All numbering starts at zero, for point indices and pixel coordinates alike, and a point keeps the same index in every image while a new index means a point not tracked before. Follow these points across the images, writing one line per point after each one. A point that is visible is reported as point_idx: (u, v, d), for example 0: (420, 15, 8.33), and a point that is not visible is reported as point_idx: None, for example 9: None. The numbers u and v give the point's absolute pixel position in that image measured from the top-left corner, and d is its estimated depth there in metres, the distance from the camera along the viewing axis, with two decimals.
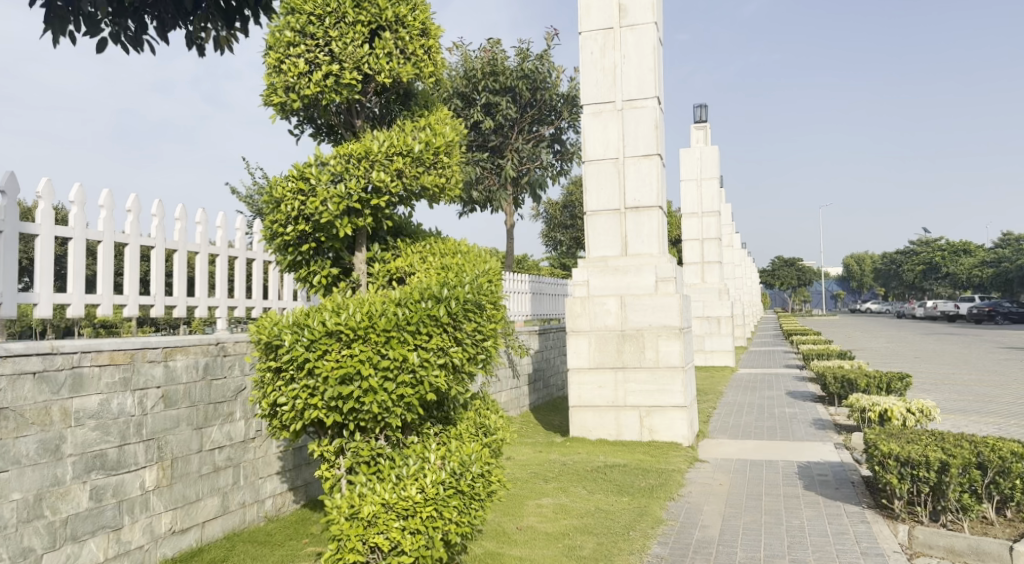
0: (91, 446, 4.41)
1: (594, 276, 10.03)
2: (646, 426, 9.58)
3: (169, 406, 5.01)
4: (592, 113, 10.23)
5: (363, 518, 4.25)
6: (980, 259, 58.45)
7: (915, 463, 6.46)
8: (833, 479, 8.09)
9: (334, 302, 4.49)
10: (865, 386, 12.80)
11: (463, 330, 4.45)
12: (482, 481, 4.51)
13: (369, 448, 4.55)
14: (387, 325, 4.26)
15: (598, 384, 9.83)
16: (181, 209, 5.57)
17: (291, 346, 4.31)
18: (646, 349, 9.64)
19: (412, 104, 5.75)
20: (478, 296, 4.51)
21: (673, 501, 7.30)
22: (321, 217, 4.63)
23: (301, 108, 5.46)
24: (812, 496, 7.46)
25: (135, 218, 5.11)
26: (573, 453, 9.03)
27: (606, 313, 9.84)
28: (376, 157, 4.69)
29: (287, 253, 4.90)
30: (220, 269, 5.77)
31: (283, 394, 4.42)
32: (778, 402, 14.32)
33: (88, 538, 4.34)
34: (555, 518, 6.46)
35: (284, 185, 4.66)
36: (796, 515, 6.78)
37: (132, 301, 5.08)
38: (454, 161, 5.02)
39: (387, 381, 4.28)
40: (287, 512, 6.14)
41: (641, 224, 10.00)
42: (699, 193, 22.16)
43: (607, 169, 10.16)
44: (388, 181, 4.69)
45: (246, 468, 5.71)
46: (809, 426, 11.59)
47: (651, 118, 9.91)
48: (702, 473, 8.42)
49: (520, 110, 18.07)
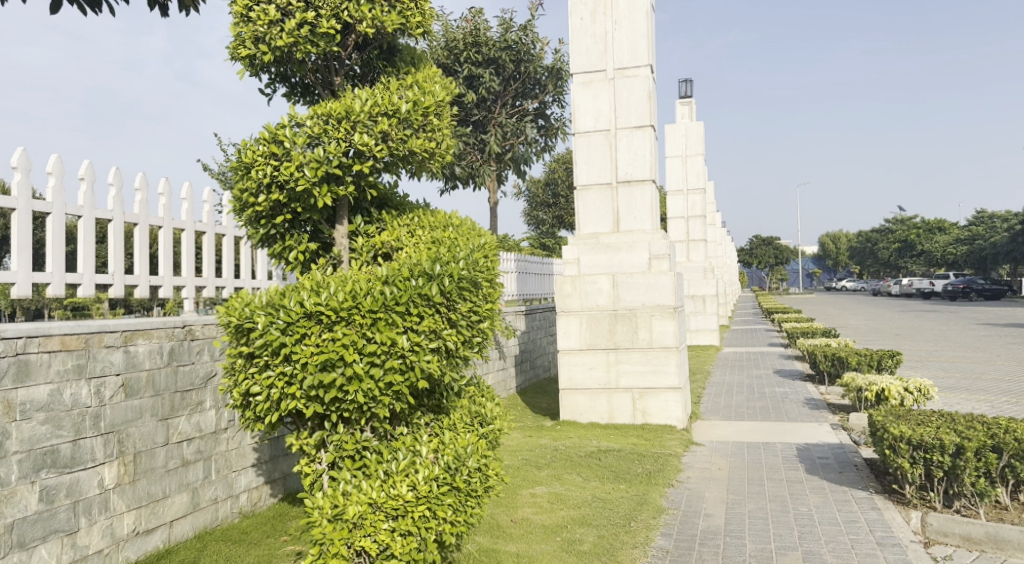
0: (40, 442, 3.92)
1: (584, 254, 9.62)
2: (639, 409, 9.24)
3: (130, 395, 4.52)
4: (582, 82, 9.76)
5: (348, 520, 3.79)
6: (955, 236, 59.04)
7: (928, 447, 6.17)
8: (835, 462, 7.83)
9: (313, 280, 4.03)
10: (857, 364, 12.58)
11: (457, 310, 4.03)
12: (479, 476, 4.12)
13: (353, 441, 4.13)
14: (373, 305, 3.82)
15: (589, 366, 9.45)
16: (141, 178, 5.06)
17: (264, 330, 3.83)
18: (640, 330, 9.27)
19: (397, 60, 5.27)
20: (473, 273, 4.09)
21: (672, 487, 6.97)
22: (297, 185, 4.12)
23: (272, 62, 4.93)
24: (816, 481, 7.16)
25: (88, 187, 4.58)
26: (565, 437, 8.67)
27: (598, 292, 9.43)
28: (358, 117, 4.18)
29: (259, 225, 4.36)
30: (186, 246, 5.28)
31: (256, 383, 3.94)
32: (768, 381, 14.10)
33: (38, 544, 3.87)
34: (551, 509, 6.09)
35: (254, 148, 4.14)
36: (803, 503, 6.47)
37: (87, 279, 4.58)
38: (444, 123, 4.53)
39: (374, 368, 3.84)
40: (264, 507, 5.70)
41: (634, 199, 9.59)
42: (685, 170, 21.79)
43: (598, 142, 9.72)
44: (372, 144, 4.18)
45: (218, 461, 5.26)
46: (802, 406, 11.34)
47: (644, 87, 9.48)
48: (700, 457, 8.10)
49: (504, 83, 17.53)
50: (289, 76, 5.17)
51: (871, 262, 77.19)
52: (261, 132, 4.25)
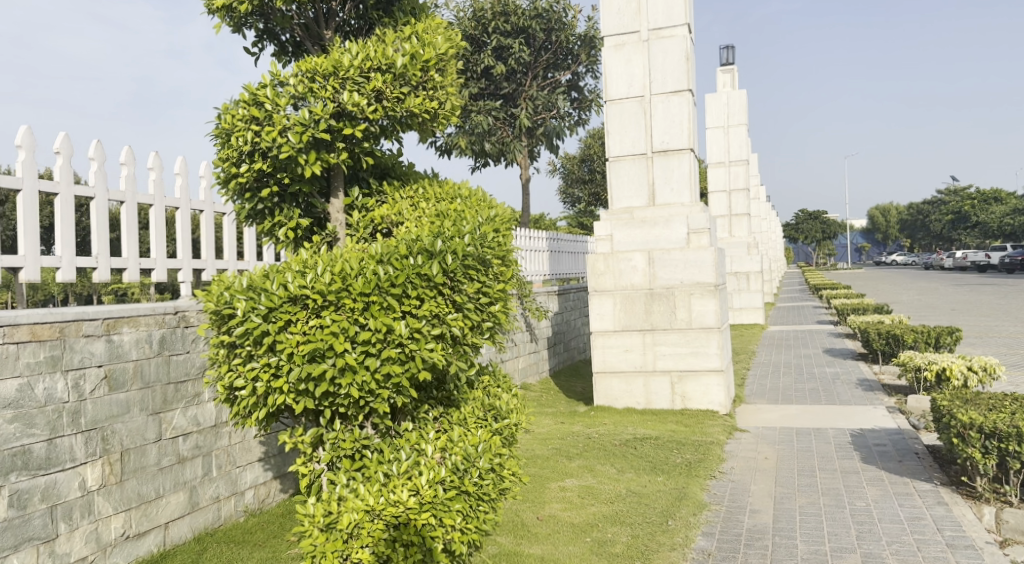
0: (9, 442, 3.56)
1: (618, 230, 9.06)
2: (678, 393, 8.68)
3: (115, 388, 4.16)
4: (614, 45, 9.13)
5: (343, 529, 3.34)
6: (1012, 206, 56.54)
7: (1003, 435, 5.50)
8: (894, 450, 7.18)
9: (301, 260, 3.59)
10: (913, 342, 11.79)
11: (463, 292, 3.55)
12: (492, 478, 3.66)
13: (351, 439, 3.67)
14: (366, 287, 3.37)
15: (625, 348, 8.91)
16: (127, 152, 4.66)
17: (244, 316, 3.39)
18: (678, 309, 8.69)
19: (396, 9, 4.74)
20: (482, 249, 3.60)
21: (714, 479, 6.44)
22: (280, 152, 3.66)
23: (254, 13, 4.45)
24: (873, 471, 6.55)
25: (64, 161, 4.21)
26: (600, 424, 8.16)
27: (633, 271, 8.87)
28: (347, 73, 3.71)
29: (243, 199, 3.92)
30: (179, 226, 4.94)
31: (239, 376, 3.51)
32: (816, 361, 13.37)
33: (8, 554, 3.52)
34: (582, 505, 5.60)
35: (234, 112, 3.70)
36: (860, 497, 5.88)
37: (67, 262, 4.21)
38: (448, 80, 4.03)
39: (369, 358, 3.39)
40: (273, 504, 5.34)
41: (670, 169, 8.97)
42: (727, 141, 20.84)
43: (631, 110, 9.10)
44: (364, 104, 3.70)
45: (219, 457, 4.90)
46: (854, 388, 10.62)
47: (681, 49, 8.83)
48: (744, 445, 7.53)
49: (534, 54, 17.00)
50: (278, 32, 4.68)
51: (923, 235, 74.61)
52: (242, 95, 3.82)
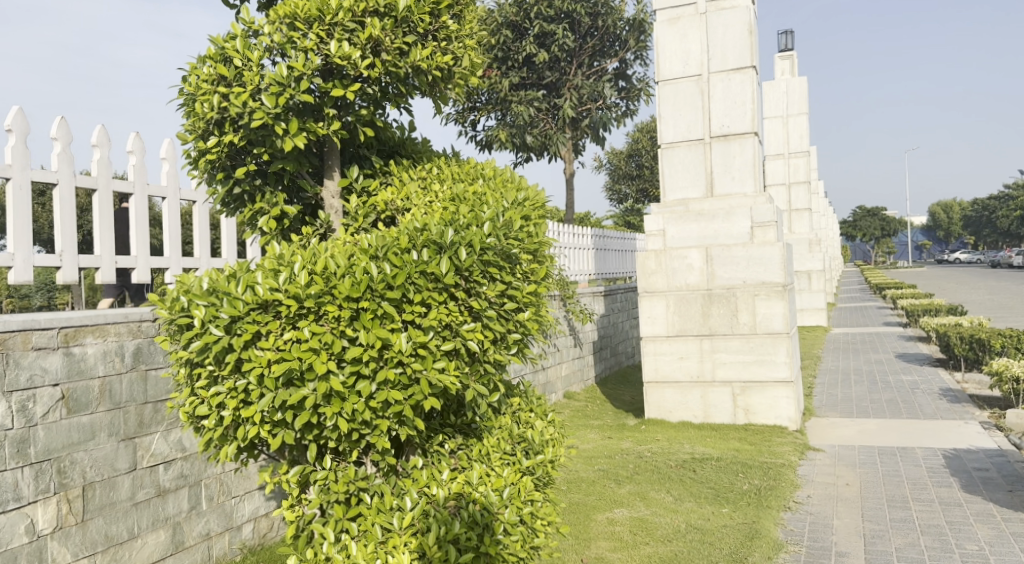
0: None
1: (671, 224, 8.19)
2: (741, 407, 7.74)
3: (75, 411, 3.50)
4: (668, 19, 8.26)
5: None
6: None
7: None
8: (1000, 476, 6.14)
9: (278, 256, 2.86)
10: (1003, 347, 10.54)
11: (482, 295, 2.77)
12: (521, 534, 2.89)
13: (344, 480, 2.86)
14: (355, 289, 2.62)
15: (679, 355, 8.02)
16: (100, 132, 4.02)
17: (203, 328, 2.65)
18: (740, 312, 7.77)
19: None
20: (505, 242, 2.83)
21: (789, 511, 5.52)
22: (253, 120, 2.96)
23: None
24: (980, 504, 5.54)
25: (19, 140, 3.54)
26: (651, 440, 7.29)
27: (688, 269, 8.00)
28: (336, 19, 3.04)
29: (217, 180, 3.23)
30: (165, 217, 4.31)
31: (202, 402, 2.76)
32: (891, 367, 12.19)
33: None
34: (635, 545, 4.77)
35: (199, 72, 3.04)
36: (970, 538, 4.90)
37: (22, 261, 3.57)
38: (465, 29, 3.34)
39: (361, 381, 2.62)
40: (275, 540, 4.65)
41: (731, 156, 8.04)
42: (786, 132, 19.88)
43: (687, 90, 8.20)
44: (356, 57, 3.01)
45: (210, 486, 4.22)
46: (938, 399, 9.48)
47: (743, 20, 7.89)
48: (820, 468, 6.56)
49: (580, 40, 16.29)
50: None
51: (990, 231, 71.17)
52: (211, 51, 3.16)
